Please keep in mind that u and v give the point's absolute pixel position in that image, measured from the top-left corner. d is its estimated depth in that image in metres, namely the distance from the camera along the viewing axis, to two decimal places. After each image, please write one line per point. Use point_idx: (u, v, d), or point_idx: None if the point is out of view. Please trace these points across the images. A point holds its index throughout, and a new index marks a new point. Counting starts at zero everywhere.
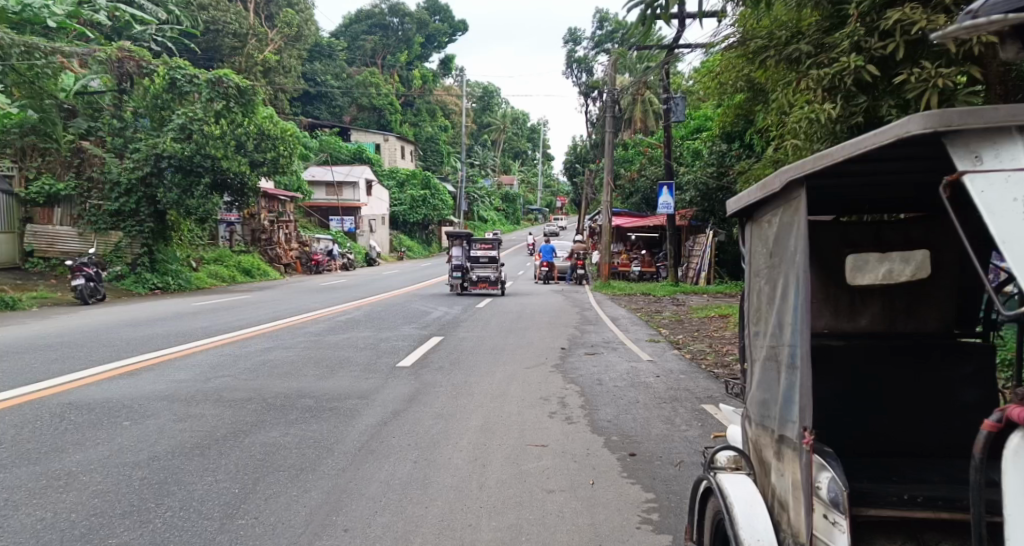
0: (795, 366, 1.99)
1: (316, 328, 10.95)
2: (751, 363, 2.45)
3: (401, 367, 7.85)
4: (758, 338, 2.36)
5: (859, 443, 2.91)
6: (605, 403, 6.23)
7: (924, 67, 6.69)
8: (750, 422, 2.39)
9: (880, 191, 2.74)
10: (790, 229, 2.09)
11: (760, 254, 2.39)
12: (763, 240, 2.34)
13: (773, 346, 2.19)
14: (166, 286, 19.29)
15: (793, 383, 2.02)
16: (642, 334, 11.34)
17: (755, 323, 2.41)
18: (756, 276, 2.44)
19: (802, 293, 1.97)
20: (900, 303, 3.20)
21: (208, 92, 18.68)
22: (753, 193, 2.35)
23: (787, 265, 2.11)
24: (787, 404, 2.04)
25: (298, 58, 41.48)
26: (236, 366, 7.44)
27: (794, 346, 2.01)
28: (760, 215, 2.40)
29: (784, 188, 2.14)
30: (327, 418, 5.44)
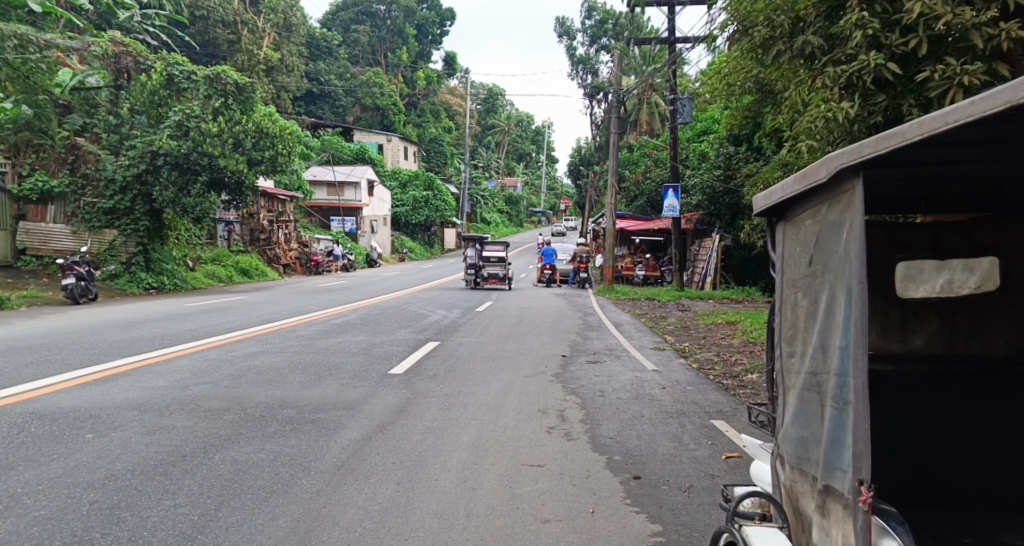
0: (849, 401, 1.67)
1: (308, 332, 10.59)
2: (783, 388, 2.16)
3: (394, 375, 7.48)
4: (794, 361, 2.04)
5: (918, 484, 2.73)
6: (608, 417, 5.83)
7: (948, 64, 6.46)
8: (784, 462, 2.07)
9: (935, 186, 2.39)
10: (839, 226, 1.77)
11: (793, 260, 2.09)
12: (801, 241, 2.03)
13: (813, 374, 1.90)
14: (161, 286, 18.94)
15: (841, 419, 1.72)
16: (646, 341, 10.94)
17: (788, 340, 2.11)
18: (786, 285, 2.15)
19: (854, 307, 1.65)
20: (963, 322, 3.17)
21: (205, 88, 18.28)
22: (788, 185, 2.03)
23: (833, 274, 1.79)
24: (834, 444, 1.74)
25: (300, 56, 41.20)
26: (219, 373, 7.07)
27: (845, 376, 1.70)
28: (795, 213, 2.08)
29: (833, 178, 1.80)
30: (306, 432, 5.05)
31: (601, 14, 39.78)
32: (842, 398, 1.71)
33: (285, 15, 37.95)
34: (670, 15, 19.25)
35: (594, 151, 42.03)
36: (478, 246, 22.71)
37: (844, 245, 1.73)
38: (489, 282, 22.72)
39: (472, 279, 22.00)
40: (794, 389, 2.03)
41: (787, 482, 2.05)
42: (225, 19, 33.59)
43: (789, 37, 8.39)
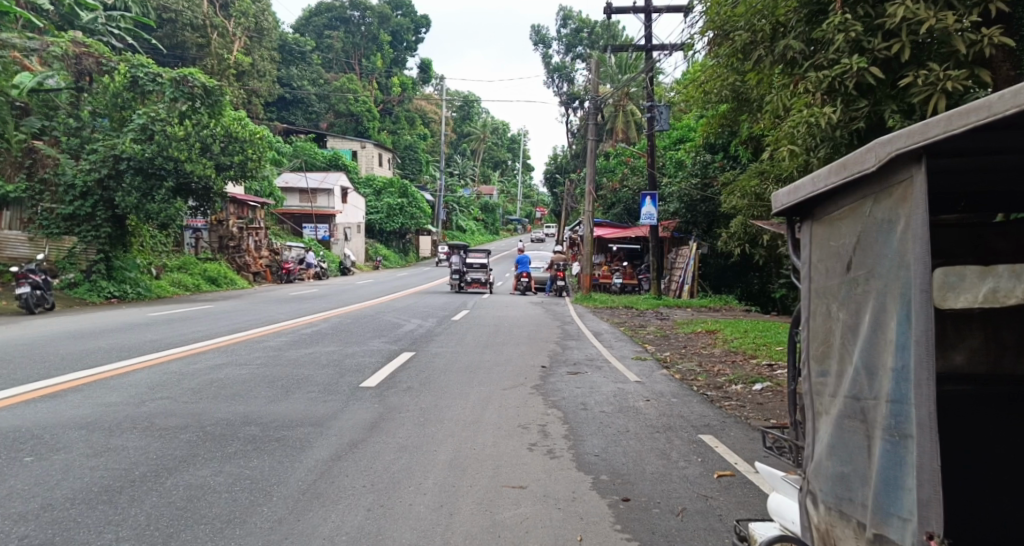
0: (905, 436, 1.78)
1: (277, 342, 10.17)
2: (814, 409, 2.31)
3: (366, 388, 7.11)
4: (833, 380, 2.18)
5: (975, 517, 2.50)
6: (591, 432, 5.55)
7: (932, 69, 6.89)
8: (821, 496, 2.18)
9: (970, 181, 2.42)
10: (887, 229, 1.91)
11: (827, 262, 2.24)
12: (836, 243, 2.19)
13: (854, 397, 2.03)
14: (124, 294, 18.20)
15: (892, 449, 1.83)
16: (627, 350, 10.71)
17: (823, 351, 2.25)
18: (817, 290, 2.31)
19: (911, 322, 1.77)
20: (1010, 339, 3.26)
21: (171, 91, 17.79)
22: (823, 176, 2.20)
23: (881, 285, 1.92)
24: (885, 479, 1.86)
25: (272, 61, 40.52)
26: (179, 387, 6.66)
27: (897, 404, 1.83)
28: (833, 215, 2.23)
29: (882, 176, 1.93)
30: (270, 451, 4.68)
31: (576, 23, 39.93)
32: (893, 429, 1.83)
33: (257, 19, 37.43)
34: (647, 23, 19.26)
35: (570, 159, 42.01)
36: (461, 253, 24.48)
37: (895, 249, 1.86)
38: (472, 287, 24.46)
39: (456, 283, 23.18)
40: (831, 413, 2.17)
41: (821, 518, 2.17)
42: (194, 22, 32.93)
43: (769, 41, 8.50)
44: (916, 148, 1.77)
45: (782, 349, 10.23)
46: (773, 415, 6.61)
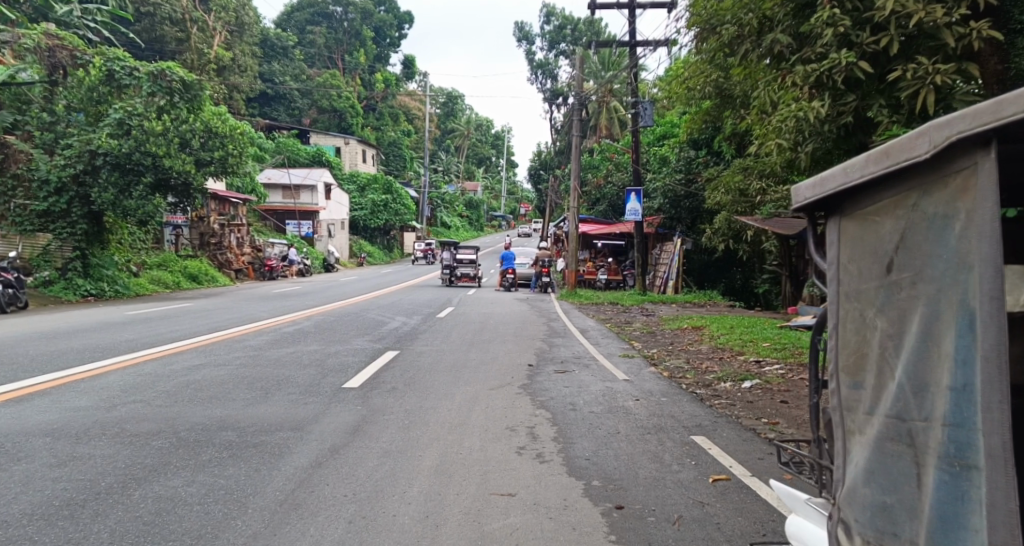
0: (971, 464, 1.69)
1: (257, 341, 9.93)
2: (844, 427, 2.26)
3: (349, 389, 6.90)
4: (868, 397, 2.11)
5: None
6: (581, 434, 5.40)
7: (921, 63, 6.83)
8: (860, 527, 2.10)
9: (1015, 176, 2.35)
10: (941, 225, 1.84)
11: (863, 264, 2.16)
12: (874, 242, 2.12)
13: (898, 418, 1.95)
14: (101, 293, 17.81)
15: (949, 480, 1.75)
16: (614, 348, 10.58)
17: (857, 363, 2.18)
18: (848, 294, 2.23)
19: (975, 332, 1.70)
20: None
21: (149, 85, 17.37)
22: (860, 165, 2.12)
23: (933, 290, 1.84)
24: (940, 516, 1.77)
25: (253, 56, 40.00)
26: (154, 389, 6.43)
27: (955, 429, 1.75)
28: (868, 210, 2.16)
29: (934, 164, 1.85)
30: (247, 458, 4.48)
31: (560, 19, 39.81)
32: (952, 458, 1.75)
33: (237, 14, 36.98)
34: (632, 18, 19.17)
35: (554, 156, 41.94)
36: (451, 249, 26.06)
37: (953, 247, 1.79)
38: (461, 280, 26.05)
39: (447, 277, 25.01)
40: (869, 433, 2.09)
41: None
42: (173, 16, 32.40)
43: (756, 35, 8.42)
44: (983, 133, 1.69)
45: (770, 346, 10.14)
46: (765, 414, 6.48)
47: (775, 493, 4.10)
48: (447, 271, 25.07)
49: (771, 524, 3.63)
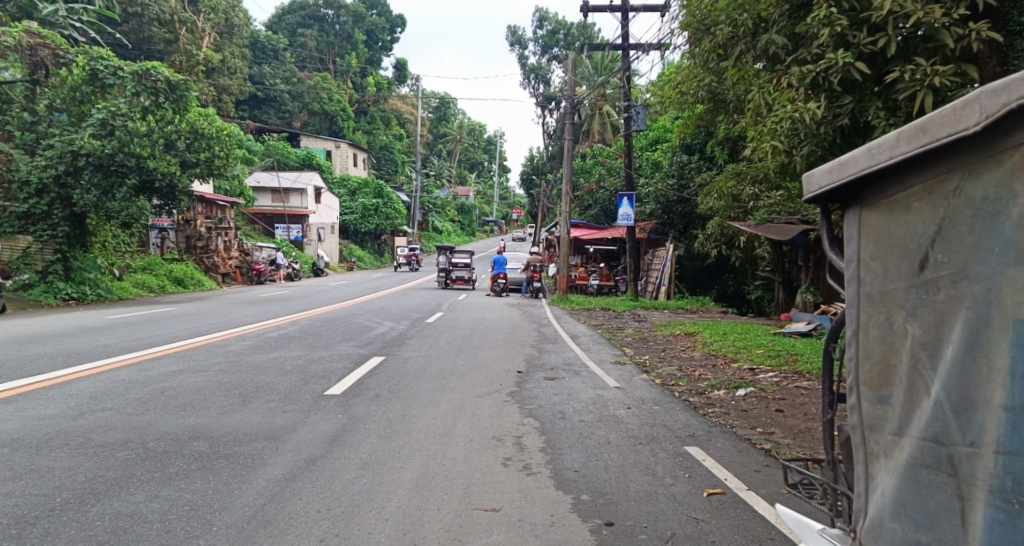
0: None
1: (239, 346, 9.67)
2: (867, 447, 2.18)
3: (330, 397, 6.65)
4: (899, 414, 2.03)
5: None
6: (569, 444, 5.20)
7: (920, 64, 6.70)
8: None
9: None
10: (991, 215, 1.77)
11: (889, 261, 2.08)
12: (902, 236, 2.04)
13: (935, 442, 1.88)
14: (83, 296, 17.47)
15: (1007, 519, 1.69)
16: (606, 354, 10.37)
17: (883, 374, 2.10)
18: (871, 296, 2.16)
19: None
20: None
21: (133, 85, 17.10)
22: (890, 144, 2.03)
23: (980, 295, 1.77)
24: None
25: (243, 59, 39.68)
26: (126, 397, 6.16)
27: (1013, 458, 1.68)
28: (896, 195, 2.08)
29: (982, 141, 1.79)
30: (217, 470, 4.25)
31: (553, 24, 39.80)
32: (1007, 493, 1.70)
33: (227, 15, 36.75)
34: (624, 21, 19.07)
35: (547, 161, 41.78)
36: (449, 253, 27.26)
37: (1008, 240, 1.71)
38: (457, 283, 27.13)
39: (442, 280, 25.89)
40: (897, 457, 2.02)
41: None
42: (161, 17, 32.13)
43: (751, 36, 8.27)
44: None
45: (764, 353, 9.96)
46: (760, 423, 6.29)
47: (773, 508, 3.91)
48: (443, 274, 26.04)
49: (770, 543, 3.43)
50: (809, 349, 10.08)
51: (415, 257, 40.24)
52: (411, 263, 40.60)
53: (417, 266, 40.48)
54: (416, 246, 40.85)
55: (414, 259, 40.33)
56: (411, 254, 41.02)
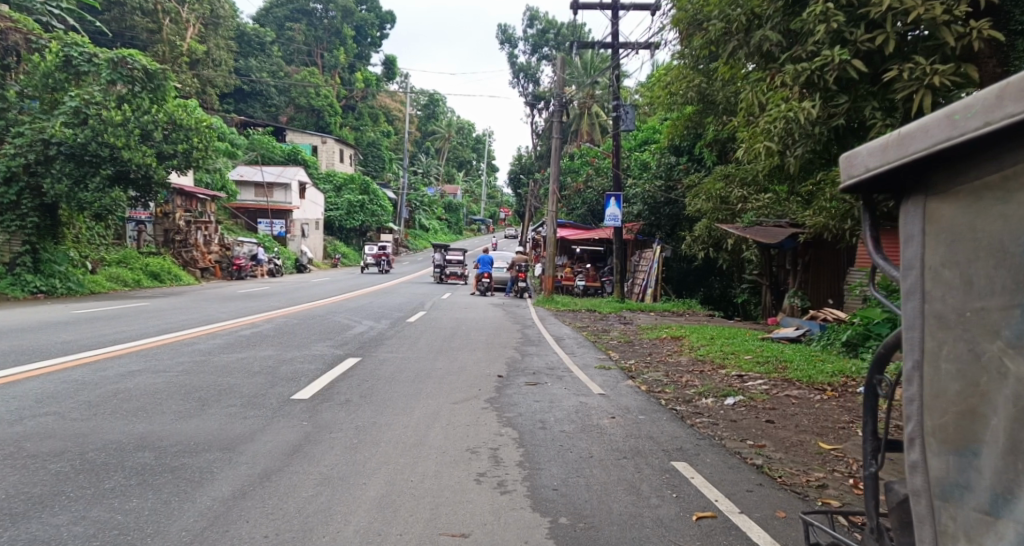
0: None
1: (208, 345, 9.23)
2: (940, 517, 1.89)
3: (297, 401, 6.27)
4: (996, 485, 1.71)
5: None
6: (548, 458, 4.85)
7: (918, 63, 6.46)
8: None
9: None
10: None
11: (975, 272, 1.77)
12: (994, 239, 1.72)
13: None
14: (52, 289, 16.87)
15: None
16: (590, 359, 10.02)
17: (965, 424, 1.79)
18: (946, 318, 1.85)
19: None
20: None
21: (109, 73, 16.54)
22: (982, 107, 1.68)
23: None
24: None
25: (229, 51, 38.94)
26: (73, 399, 5.73)
27: None
28: (986, 176, 1.76)
29: None
30: (158, 486, 3.85)
31: (543, 23, 39.52)
32: None
33: (212, 6, 36.08)
34: (615, 19, 18.79)
35: (535, 160, 41.49)
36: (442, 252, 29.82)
37: None
38: (451, 279, 29.41)
39: (437, 275, 28.38)
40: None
41: None
42: (144, 6, 31.44)
43: (744, 32, 7.94)
44: None
45: (752, 359, 9.64)
46: (749, 435, 5.97)
47: (769, 536, 3.57)
48: (438, 270, 28.53)
49: None
50: (798, 356, 9.77)
51: (385, 256, 34.55)
52: (379, 264, 34.78)
53: (387, 267, 34.76)
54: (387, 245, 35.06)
55: (384, 259, 34.55)
56: (381, 253, 35.24)
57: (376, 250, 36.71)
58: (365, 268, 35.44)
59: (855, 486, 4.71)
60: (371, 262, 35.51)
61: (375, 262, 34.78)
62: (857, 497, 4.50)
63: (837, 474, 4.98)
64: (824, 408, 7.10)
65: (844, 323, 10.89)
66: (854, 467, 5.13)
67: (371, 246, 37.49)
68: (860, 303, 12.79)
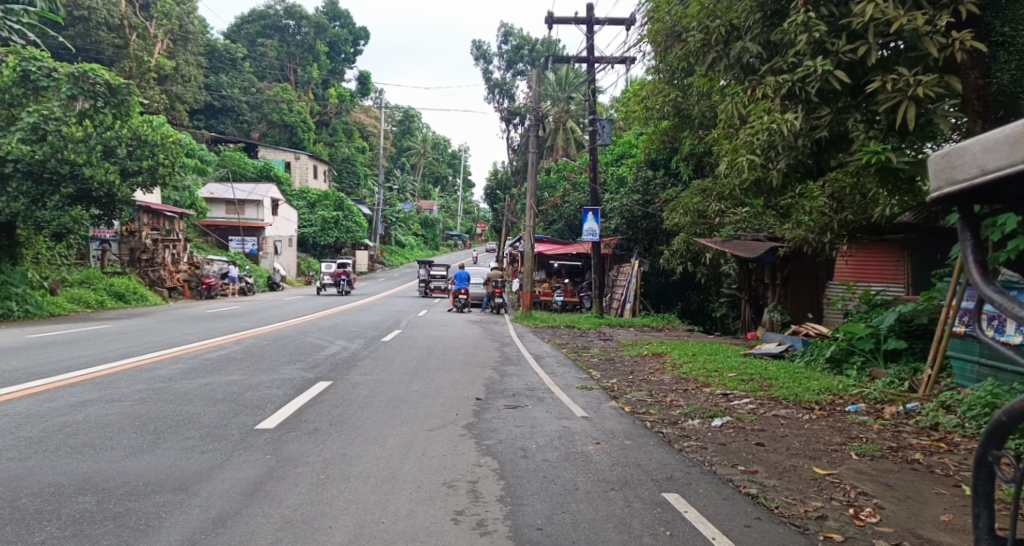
0: None
1: (169, 370, 8.75)
2: None
3: (261, 432, 5.86)
4: None
5: None
6: (531, 492, 4.50)
7: (901, 74, 6.30)
8: None
9: None
10: None
11: None
12: None
13: None
14: (8, 312, 15.99)
15: None
16: (571, 378, 9.70)
17: None
18: None
19: None
20: None
21: (69, 88, 15.96)
22: None
23: None
24: None
25: (199, 66, 38.26)
26: (11, 435, 5.25)
27: None
28: None
29: None
30: (96, 538, 3.44)
31: (517, 40, 39.60)
32: None
33: (181, 22, 35.49)
34: (590, 34, 18.75)
35: (511, 176, 41.33)
36: (427, 268, 30.96)
37: None
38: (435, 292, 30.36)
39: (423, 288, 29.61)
40: None
41: None
42: (111, 21, 30.75)
43: (723, 43, 7.73)
44: None
45: (736, 377, 9.38)
46: (740, 460, 5.70)
47: None
48: (424, 284, 29.72)
49: None
50: (783, 373, 9.52)
51: (345, 274, 30.30)
52: (338, 284, 30.40)
53: (348, 287, 30.51)
54: (347, 263, 30.86)
55: (343, 277, 30.27)
56: (340, 272, 30.94)
57: (334, 269, 32.49)
58: (323, 289, 31.28)
59: (856, 516, 4.43)
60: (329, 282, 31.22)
61: (333, 282, 30.41)
62: (859, 529, 4.22)
63: (836, 502, 4.70)
64: (814, 428, 6.85)
65: (827, 338, 10.68)
66: (853, 494, 4.87)
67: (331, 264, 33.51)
68: (841, 316, 12.67)
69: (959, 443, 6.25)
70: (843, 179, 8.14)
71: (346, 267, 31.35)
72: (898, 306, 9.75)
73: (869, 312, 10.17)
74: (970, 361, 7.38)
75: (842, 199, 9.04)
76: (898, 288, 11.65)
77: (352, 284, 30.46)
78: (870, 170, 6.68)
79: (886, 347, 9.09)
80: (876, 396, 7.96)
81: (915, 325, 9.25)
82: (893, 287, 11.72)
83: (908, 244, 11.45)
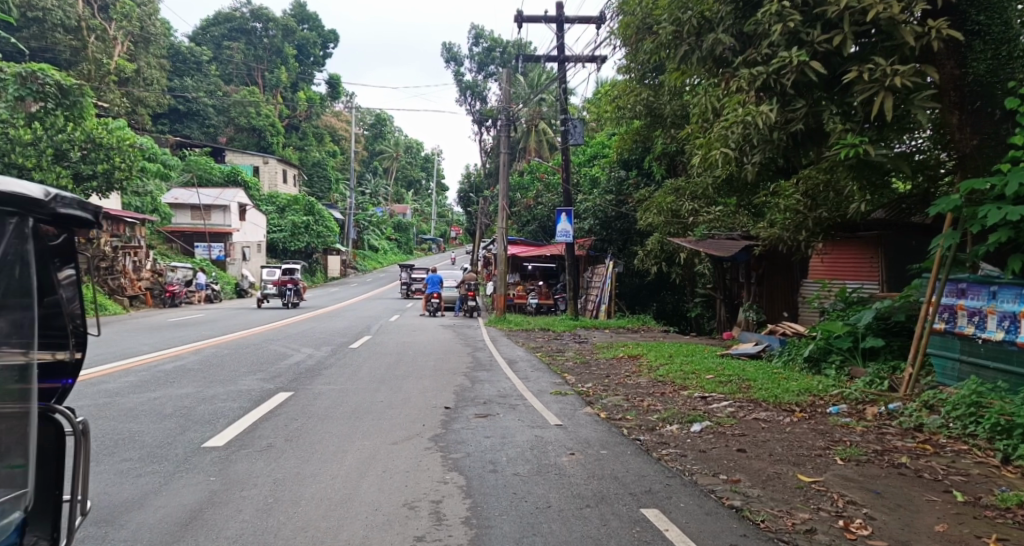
0: None
1: (116, 385, 8.20)
2: None
3: (208, 451, 5.40)
4: None
5: None
6: (498, 512, 4.13)
7: (877, 64, 6.05)
8: None
9: None
10: None
11: None
12: None
13: None
14: None
15: None
16: (545, 384, 9.33)
17: None
18: None
19: None
20: None
21: (17, 89, 14.68)
22: None
23: None
24: None
25: (161, 68, 37.14)
26: None
27: None
28: None
29: None
30: None
31: (489, 42, 39.21)
32: None
33: (142, 24, 34.54)
34: (561, 33, 18.47)
35: (484, 178, 40.88)
36: (407, 272, 30.82)
37: None
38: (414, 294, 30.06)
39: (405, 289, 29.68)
40: None
41: None
42: (67, 22, 29.58)
43: (695, 36, 7.41)
44: None
45: (713, 379, 9.12)
46: (720, 469, 5.38)
47: None
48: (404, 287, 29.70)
49: None
50: (762, 374, 9.28)
51: (291, 282, 25.49)
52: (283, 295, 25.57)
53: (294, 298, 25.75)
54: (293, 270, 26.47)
55: (289, 287, 25.46)
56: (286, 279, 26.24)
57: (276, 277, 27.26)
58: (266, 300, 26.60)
59: (846, 529, 4.14)
60: (273, 291, 26.69)
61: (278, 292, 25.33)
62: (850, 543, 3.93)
63: (823, 514, 4.40)
64: (795, 433, 6.57)
65: (805, 337, 10.47)
66: (841, 504, 4.57)
67: (274, 270, 30.06)
68: (817, 315, 12.52)
69: (944, 444, 6.01)
70: (817, 175, 7.92)
71: (294, 274, 26.68)
72: (875, 303, 9.58)
73: (847, 310, 9.98)
74: (951, 359, 7.23)
75: (816, 197, 8.82)
76: (873, 285, 11.49)
77: (300, 294, 25.95)
78: (846, 164, 6.45)
79: (864, 345, 8.88)
80: (857, 397, 7.73)
81: (892, 323, 9.08)
82: (869, 284, 11.53)
83: (883, 241, 11.29)
